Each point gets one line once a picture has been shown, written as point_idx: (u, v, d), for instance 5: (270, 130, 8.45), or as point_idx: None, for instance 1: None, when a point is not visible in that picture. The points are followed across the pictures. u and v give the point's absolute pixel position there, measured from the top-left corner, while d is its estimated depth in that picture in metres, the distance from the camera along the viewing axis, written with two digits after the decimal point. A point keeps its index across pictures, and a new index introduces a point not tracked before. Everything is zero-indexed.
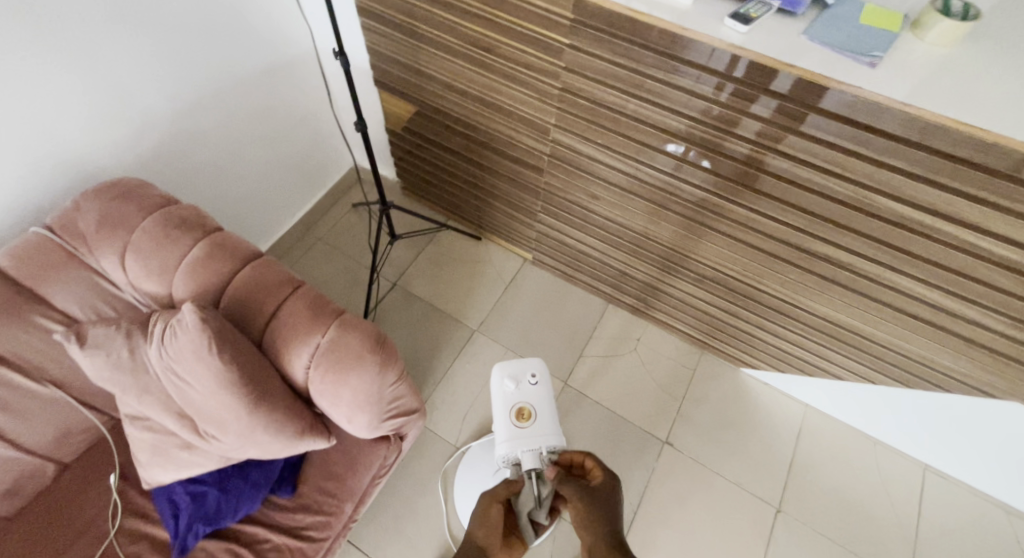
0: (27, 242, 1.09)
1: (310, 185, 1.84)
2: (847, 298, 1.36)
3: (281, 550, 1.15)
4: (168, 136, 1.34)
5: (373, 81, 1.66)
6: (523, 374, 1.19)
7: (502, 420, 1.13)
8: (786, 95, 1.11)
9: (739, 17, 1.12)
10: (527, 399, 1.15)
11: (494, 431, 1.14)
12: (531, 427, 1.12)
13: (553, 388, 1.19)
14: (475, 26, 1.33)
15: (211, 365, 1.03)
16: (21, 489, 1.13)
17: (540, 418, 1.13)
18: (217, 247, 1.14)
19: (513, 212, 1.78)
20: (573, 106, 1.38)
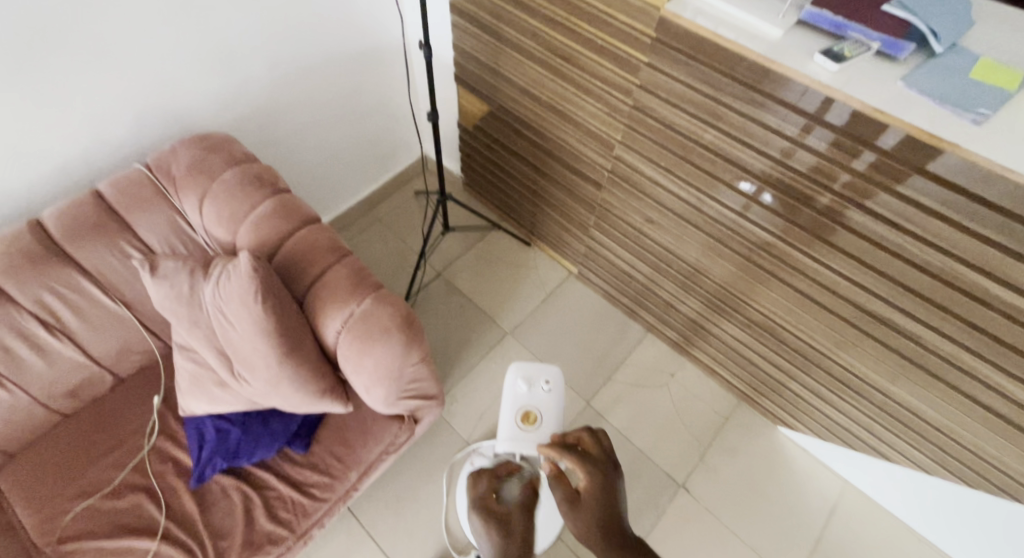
0: (126, 175, 1.24)
1: (381, 166, 1.95)
2: (905, 370, 1.26)
3: (286, 500, 1.23)
4: (262, 100, 1.47)
5: (454, 76, 1.74)
6: (537, 379, 1.20)
7: (508, 419, 1.15)
8: (855, 136, 1.07)
9: (832, 54, 1.08)
10: (536, 404, 1.17)
11: (497, 427, 1.15)
12: (533, 432, 1.14)
13: (564, 398, 1.20)
14: (558, 35, 1.39)
15: (253, 311, 1.11)
16: (81, 392, 1.26)
17: (544, 424, 1.15)
18: (282, 207, 1.24)
19: (566, 223, 1.79)
20: (641, 126, 1.39)
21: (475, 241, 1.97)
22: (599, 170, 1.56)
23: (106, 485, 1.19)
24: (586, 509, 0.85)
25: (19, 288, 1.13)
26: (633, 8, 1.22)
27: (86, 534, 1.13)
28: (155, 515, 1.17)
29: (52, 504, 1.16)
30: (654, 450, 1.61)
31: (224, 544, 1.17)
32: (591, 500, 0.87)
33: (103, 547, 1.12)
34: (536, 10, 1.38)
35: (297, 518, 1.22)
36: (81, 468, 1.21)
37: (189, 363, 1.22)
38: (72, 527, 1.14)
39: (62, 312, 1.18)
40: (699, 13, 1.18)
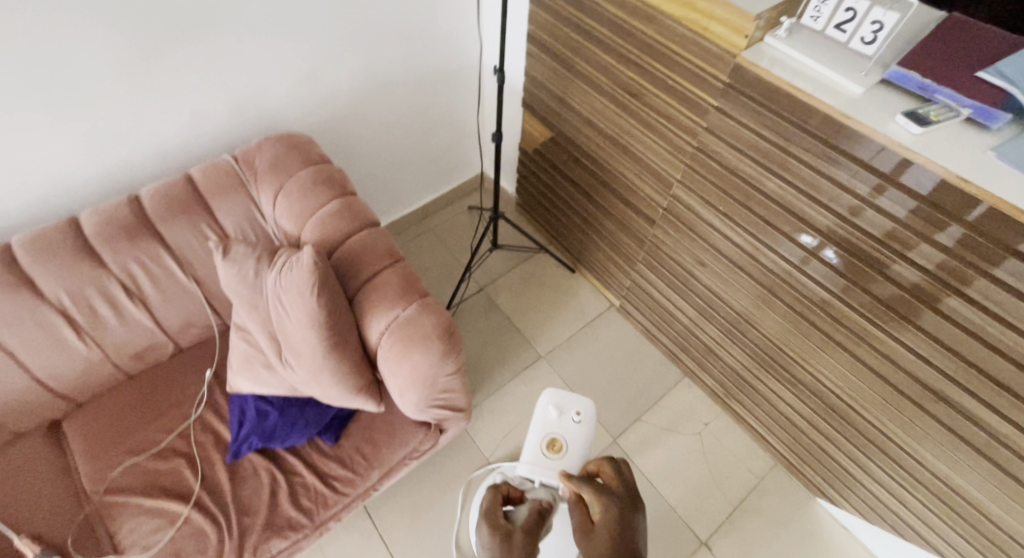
0: (214, 163, 1.35)
1: (441, 179, 2.03)
2: (962, 454, 1.17)
3: (309, 488, 1.28)
4: (343, 107, 1.58)
5: (522, 103, 1.80)
6: (570, 409, 1.18)
7: (534, 444, 1.13)
8: (925, 197, 1.04)
9: (915, 116, 1.05)
10: (564, 434, 1.15)
11: (522, 451, 1.13)
12: (557, 461, 1.12)
13: (594, 433, 1.17)
14: (630, 72, 1.43)
15: (308, 302, 1.18)
16: (146, 356, 1.36)
17: (569, 455, 1.13)
18: (347, 208, 1.32)
19: (613, 254, 1.79)
20: (702, 168, 1.39)
21: (522, 261, 2.01)
22: (655, 208, 1.56)
23: (153, 446, 1.28)
24: (600, 538, 0.86)
25: (110, 253, 1.25)
26: (709, 53, 1.26)
27: (130, 490, 1.23)
28: (191, 482, 1.25)
29: (105, 456, 1.26)
30: (679, 500, 1.55)
31: (247, 522, 1.22)
32: (604, 529, 0.87)
33: (141, 504, 1.22)
34: (609, 47, 1.44)
35: (317, 508, 1.27)
36: (134, 427, 1.30)
37: (241, 342, 1.30)
38: (120, 480, 1.24)
39: (141, 281, 1.29)
40: (776, 63, 1.19)
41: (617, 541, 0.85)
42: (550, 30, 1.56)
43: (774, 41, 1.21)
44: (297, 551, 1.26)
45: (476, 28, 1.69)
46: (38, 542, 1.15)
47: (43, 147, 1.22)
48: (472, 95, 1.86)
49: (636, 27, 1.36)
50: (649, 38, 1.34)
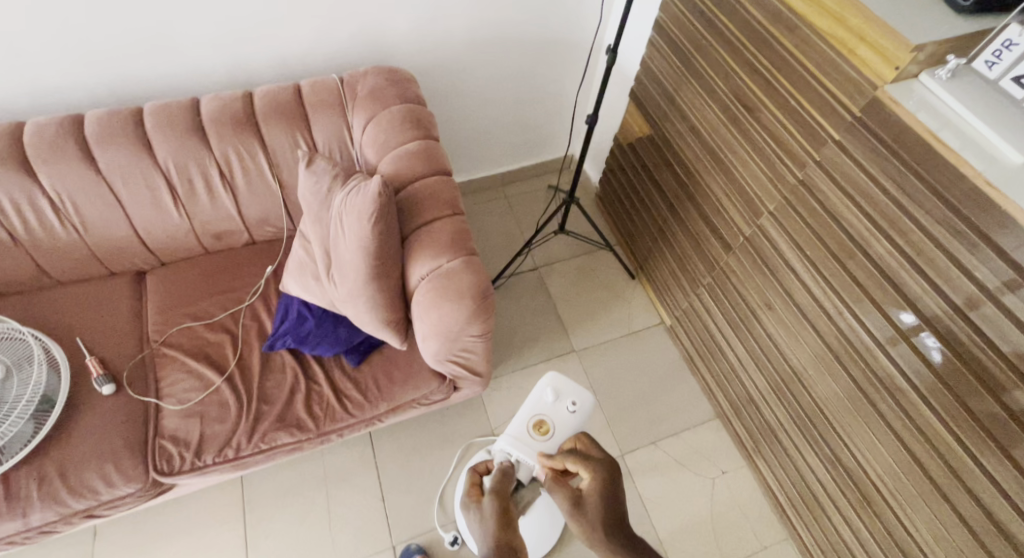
0: (322, 81, 1.45)
1: (532, 147, 2.05)
2: None
3: (322, 398, 1.37)
4: (456, 56, 1.62)
5: (630, 91, 1.77)
6: (566, 396, 1.17)
7: (521, 421, 1.12)
8: None
9: None
10: (554, 419, 1.14)
11: (507, 427, 1.13)
12: (541, 441, 1.11)
13: (586, 425, 1.16)
14: (751, 82, 1.33)
15: (364, 229, 1.21)
16: (224, 238, 1.51)
17: (553, 440, 1.11)
18: (426, 151, 1.36)
19: (679, 272, 1.75)
20: (800, 204, 1.28)
21: (583, 252, 2.01)
22: (738, 234, 1.48)
23: (208, 317, 1.44)
24: (592, 510, 0.86)
25: (216, 138, 1.37)
26: (845, 77, 1.13)
27: (181, 348, 1.39)
28: (229, 358, 1.39)
29: (170, 313, 1.44)
30: (670, 534, 1.53)
31: (264, 409, 1.34)
32: (594, 501, 0.87)
33: (184, 363, 1.38)
34: (737, 49, 1.34)
35: (324, 418, 1.35)
36: (200, 296, 1.46)
37: (301, 250, 1.39)
38: (175, 337, 1.41)
39: (236, 170, 1.41)
40: (924, 106, 1.05)
41: (605, 517, 0.85)
42: (681, 23, 1.49)
43: (930, 80, 1.05)
44: (298, 449, 1.36)
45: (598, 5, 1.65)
46: (102, 365, 1.34)
47: (189, 29, 1.36)
48: (578, 69, 1.82)
49: (772, 34, 1.25)
50: (783, 49, 1.23)
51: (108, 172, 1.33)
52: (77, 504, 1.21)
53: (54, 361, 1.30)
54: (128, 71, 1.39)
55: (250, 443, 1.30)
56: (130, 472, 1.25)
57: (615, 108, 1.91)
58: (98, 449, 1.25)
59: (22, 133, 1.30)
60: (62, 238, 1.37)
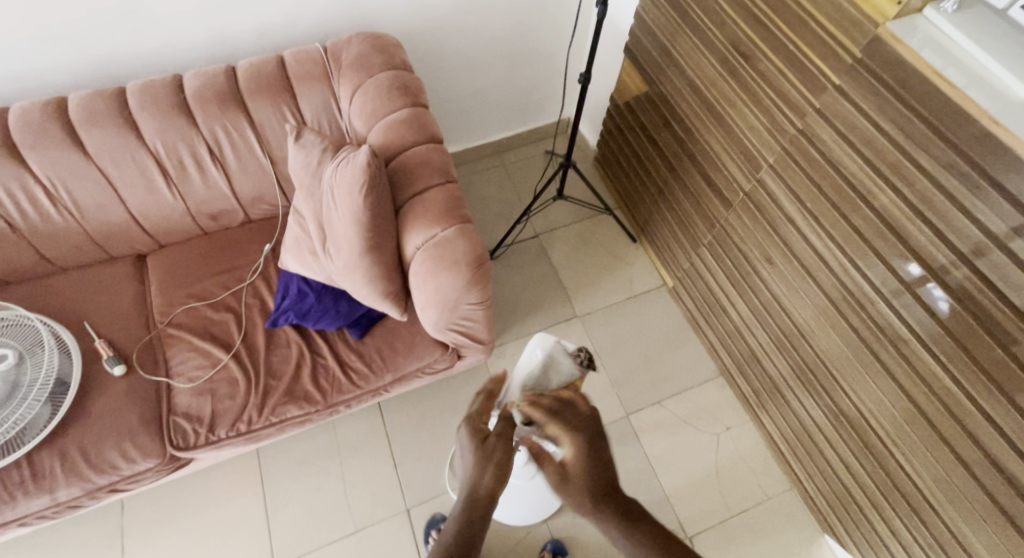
0: (305, 51, 1.41)
1: (528, 108, 1.99)
2: (1004, 534, 1.06)
3: (328, 371, 1.40)
4: (442, 16, 1.57)
5: (624, 45, 1.71)
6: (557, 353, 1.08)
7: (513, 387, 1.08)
8: None
9: None
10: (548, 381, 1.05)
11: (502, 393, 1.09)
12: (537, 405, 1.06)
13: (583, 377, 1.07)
14: (747, 29, 1.28)
15: (355, 202, 1.20)
16: (220, 218, 1.51)
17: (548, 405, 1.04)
18: (415, 119, 1.33)
19: (679, 231, 1.74)
20: (801, 156, 1.25)
21: (583, 215, 1.99)
22: (738, 189, 1.46)
23: (211, 297, 1.45)
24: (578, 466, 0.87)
25: (201, 115, 1.35)
26: (845, 16, 1.07)
27: (186, 328, 1.41)
28: (234, 336, 1.41)
29: (173, 294, 1.45)
30: (676, 490, 1.57)
31: (272, 384, 1.37)
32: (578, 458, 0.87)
33: (191, 343, 1.40)
34: None
35: (331, 390, 1.38)
36: (201, 276, 1.47)
37: (295, 226, 1.38)
38: (181, 317, 1.43)
39: (225, 149, 1.39)
40: (929, 44, 0.99)
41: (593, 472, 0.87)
42: None
43: (935, 14, 1.00)
44: (308, 421, 1.40)
45: None
46: (112, 348, 1.37)
47: (164, 2, 1.32)
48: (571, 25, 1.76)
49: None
50: None
51: (96, 155, 1.33)
52: (100, 479, 1.26)
53: (65, 345, 1.33)
54: (109, 52, 1.37)
55: (260, 417, 1.34)
56: (148, 448, 1.29)
57: (609, 61, 1.84)
58: (114, 429, 1.29)
59: (8, 121, 1.29)
60: (59, 224, 1.38)
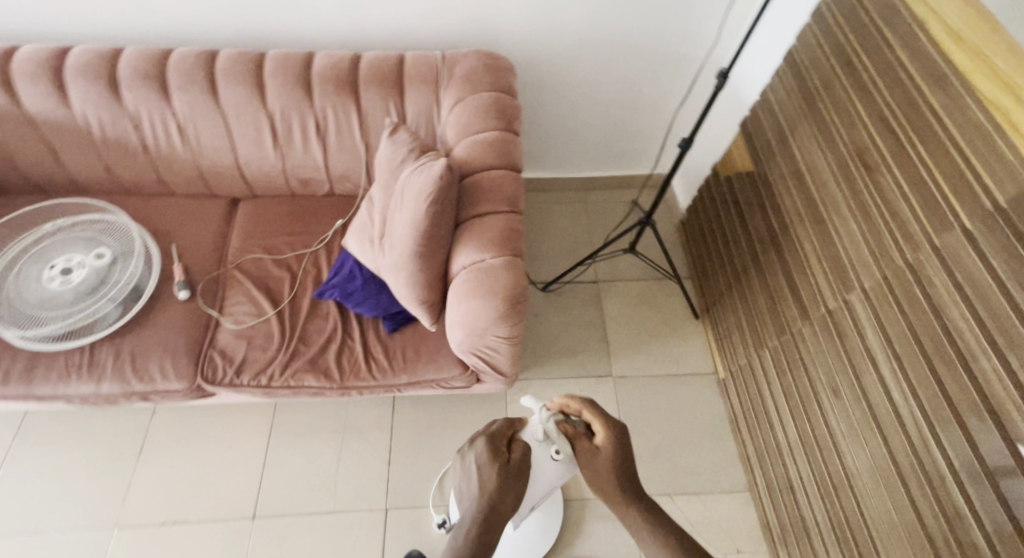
0: (425, 56, 1.50)
1: (629, 158, 1.96)
2: None
3: (353, 353, 1.44)
4: (565, 50, 1.60)
5: (741, 120, 1.64)
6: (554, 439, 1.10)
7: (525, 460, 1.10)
8: None
9: None
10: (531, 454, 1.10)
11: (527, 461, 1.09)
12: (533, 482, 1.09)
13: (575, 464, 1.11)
14: (879, 138, 1.16)
15: (420, 207, 1.25)
16: (309, 186, 1.62)
17: (535, 481, 1.09)
18: (502, 143, 1.40)
19: (748, 326, 1.61)
20: (901, 289, 1.11)
21: (653, 277, 1.91)
22: (822, 304, 1.32)
23: (278, 253, 1.55)
24: None
25: (320, 92, 1.46)
26: (997, 157, 0.95)
27: (248, 275, 1.52)
28: (285, 294, 1.50)
29: (248, 241, 1.57)
30: None
31: (301, 349, 1.44)
32: None
33: (247, 289, 1.50)
34: (872, 99, 1.19)
35: (349, 373, 1.42)
36: (277, 232, 1.59)
37: (365, 212, 1.45)
38: (247, 263, 1.54)
39: (330, 125, 1.50)
40: None
41: None
42: (814, 57, 1.35)
43: None
44: (320, 394, 1.45)
45: (719, 21, 1.55)
46: (185, 272, 1.50)
47: None
48: (687, 88, 1.72)
49: (920, 90, 1.08)
50: (928, 109, 1.06)
51: (224, 104, 1.47)
52: (138, 385, 1.38)
53: (150, 259, 1.48)
54: (264, 19, 1.52)
55: (280, 376, 1.41)
56: (182, 372, 1.40)
57: (721, 133, 1.77)
58: (163, 345, 1.41)
59: (167, 60, 1.46)
60: (178, 155, 1.54)
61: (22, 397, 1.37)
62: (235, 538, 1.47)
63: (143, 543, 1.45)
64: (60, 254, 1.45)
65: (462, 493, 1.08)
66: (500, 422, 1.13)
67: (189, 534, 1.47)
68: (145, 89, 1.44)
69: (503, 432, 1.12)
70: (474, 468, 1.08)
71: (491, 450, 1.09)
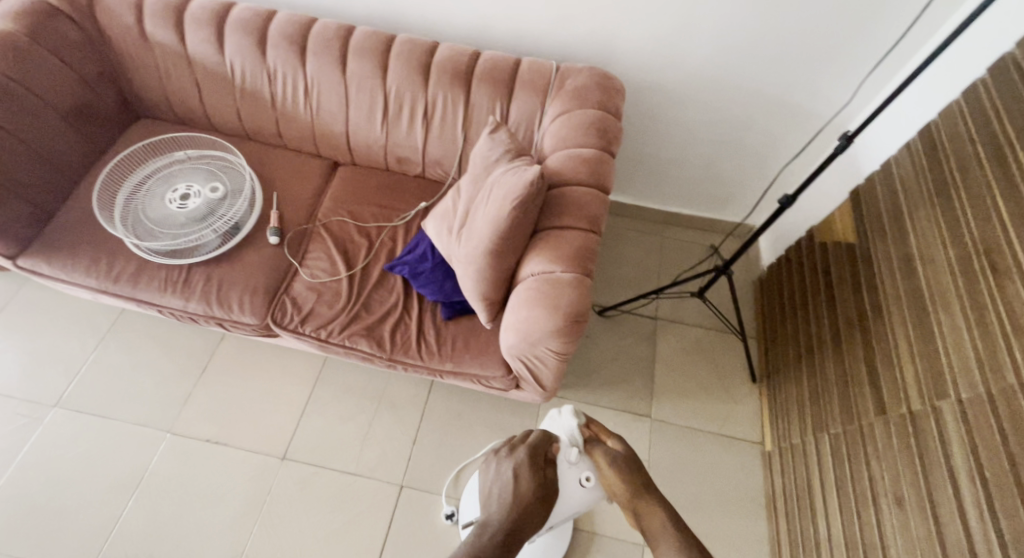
0: (541, 64, 1.54)
1: (723, 203, 1.90)
2: None
3: (407, 330, 1.50)
4: (685, 83, 1.58)
5: (852, 189, 1.56)
6: (582, 466, 1.10)
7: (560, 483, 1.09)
8: None
9: None
10: (560, 473, 1.09)
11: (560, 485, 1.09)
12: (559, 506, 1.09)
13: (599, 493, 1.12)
14: (1016, 242, 1.06)
15: (505, 208, 1.28)
16: (404, 164, 1.70)
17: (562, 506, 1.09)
18: (597, 163, 1.41)
19: (811, 404, 1.52)
20: (1006, 410, 1.01)
21: (717, 329, 1.84)
22: (902, 406, 1.23)
23: (362, 221, 1.64)
24: None
25: (435, 81, 1.53)
26: None
27: (332, 234, 1.61)
28: (359, 259, 1.58)
29: (339, 204, 1.66)
30: None
31: (362, 314, 1.51)
32: None
33: (327, 247, 1.59)
34: (1014, 198, 1.09)
35: (399, 347, 1.48)
36: (366, 200, 1.68)
37: (450, 200, 1.50)
38: (334, 223, 1.63)
39: (437, 112, 1.56)
40: None
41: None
42: (957, 139, 1.25)
43: None
44: (369, 361, 1.52)
45: (853, 83, 1.48)
46: (280, 219, 1.61)
47: None
48: (799, 143, 1.66)
49: None
50: None
51: (349, 76, 1.57)
52: (218, 311, 1.50)
53: (254, 201, 1.60)
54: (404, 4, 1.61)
55: (339, 335, 1.48)
56: (256, 308, 1.50)
57: (826, 198, 1.68)
58: (246, 281, 1.52)
59: (312, 27, 1.57)
60: (296, 114, 1.65)
61: (127, 298, 1.53)
62: (266, 473, 1.57)
63: (190, 455, 1.59)
64: (182, 180, 1.60)
65: (489, 497, 1.05)
66: (540, 433, 1.11)
67: (228, 458, 1.59)
68: (286, 49, 1.56)
69: (543, 446, 1.09)
70: (509, 476, 1.05)
71: (531, 464, 1.06)
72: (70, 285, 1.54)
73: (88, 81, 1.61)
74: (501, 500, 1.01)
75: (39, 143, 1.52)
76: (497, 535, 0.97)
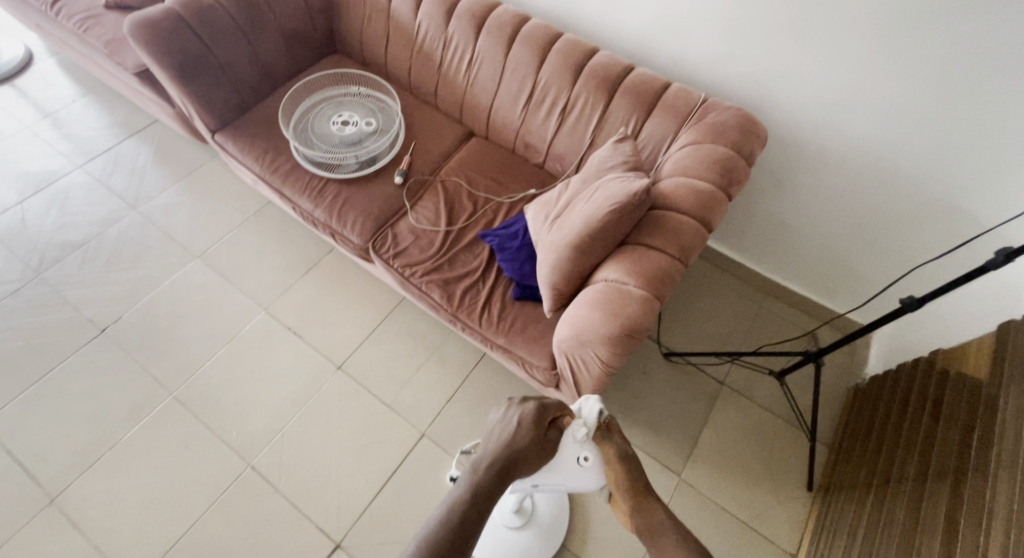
0: (689, 92, 1.55)
1: (846, 290, 1.74)
2: None
3: (476, 296, 1.58)
4: (838, 148, 1.49)
5: (998, 319, 1.34)
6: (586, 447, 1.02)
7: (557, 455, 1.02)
8: None
9: None
10: (563, 444, 1.02)
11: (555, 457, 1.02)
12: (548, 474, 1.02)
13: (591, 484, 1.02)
14: None
15: (601, 209, 1.30)
16: (531, 151, 1.79)
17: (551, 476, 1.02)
18: (709, 199, 1.37)
19: (863, 531, 1.33)
20: None
21: (787, 419, 1.70)
22: None
23: (475, 188, 1.76)
24: None
25: (583, 82, 1.61)
26: None
27: (446, 192, 1.75)
28: (460, 220, 1.70)
29: (462, 167, 1.80)
30: None
31: (444, 268, 1.62)
32: None
33: (438, 201, 1.73)
34: None
35: (463, 308, 1.57)
36: (486, 171, 1.80)
37: (557, 191, 1.56)
38: (452, 183, 1.77)
39: (575, 111, 1.63)
40: None
41: None
42: None
43: None
44: (435, 311, 1.63)
45: None
46: (410, 163, 1.79)
47: None
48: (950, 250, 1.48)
49: None
50: None
51: (510, 59, 1.69)
52: (333, 222, 1.71)
53: (395, 142, 1.82)
54: (580, 7, 1.70)
55: (418, 278, 1.61)
56: (362, 231, 1.68)
57: (959, 319, 1.48)
58: (364, 206, 1.72)
59: (494, 9, 1.73)
60: (456, 80, 1.82)
61: (274, 189, 1.79)
62: (322, 374, 1.76)
63: (273, 336, 1.82)
64: (348, 109, 1.85)
65: (488, 438, 0.98)
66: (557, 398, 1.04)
67: (299, 350, 1.80)
68: (466, 23, 1.73)
69: (555, 408, 1.02)
70: (514, 421, 0.98)
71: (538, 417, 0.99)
72: (240, 166, 1.85)
73: (311, 11, 1.93)
74: (499, 437, 0.95)
75: (262, 50, 1.86)
76: (490, 469, 0.92)
